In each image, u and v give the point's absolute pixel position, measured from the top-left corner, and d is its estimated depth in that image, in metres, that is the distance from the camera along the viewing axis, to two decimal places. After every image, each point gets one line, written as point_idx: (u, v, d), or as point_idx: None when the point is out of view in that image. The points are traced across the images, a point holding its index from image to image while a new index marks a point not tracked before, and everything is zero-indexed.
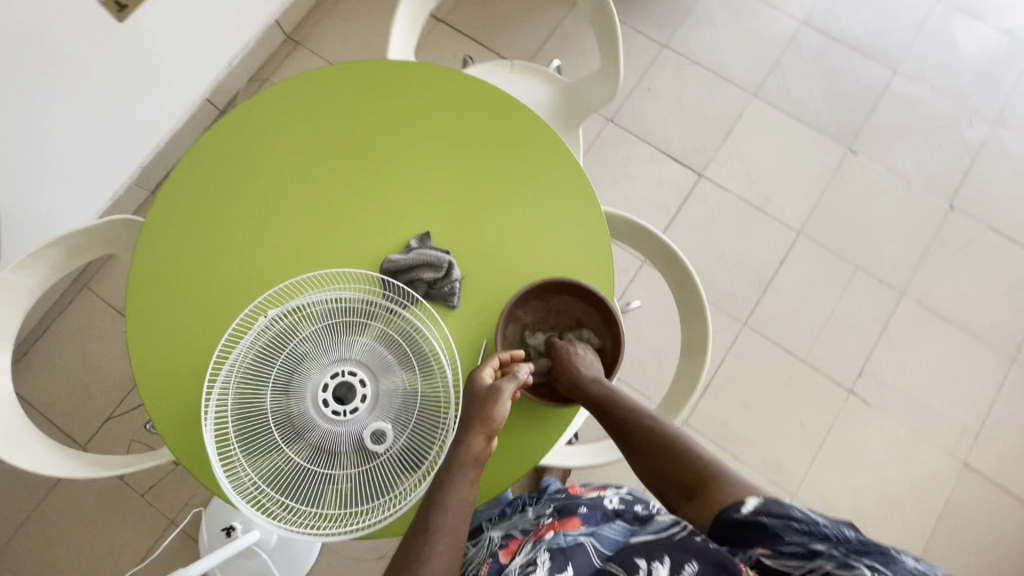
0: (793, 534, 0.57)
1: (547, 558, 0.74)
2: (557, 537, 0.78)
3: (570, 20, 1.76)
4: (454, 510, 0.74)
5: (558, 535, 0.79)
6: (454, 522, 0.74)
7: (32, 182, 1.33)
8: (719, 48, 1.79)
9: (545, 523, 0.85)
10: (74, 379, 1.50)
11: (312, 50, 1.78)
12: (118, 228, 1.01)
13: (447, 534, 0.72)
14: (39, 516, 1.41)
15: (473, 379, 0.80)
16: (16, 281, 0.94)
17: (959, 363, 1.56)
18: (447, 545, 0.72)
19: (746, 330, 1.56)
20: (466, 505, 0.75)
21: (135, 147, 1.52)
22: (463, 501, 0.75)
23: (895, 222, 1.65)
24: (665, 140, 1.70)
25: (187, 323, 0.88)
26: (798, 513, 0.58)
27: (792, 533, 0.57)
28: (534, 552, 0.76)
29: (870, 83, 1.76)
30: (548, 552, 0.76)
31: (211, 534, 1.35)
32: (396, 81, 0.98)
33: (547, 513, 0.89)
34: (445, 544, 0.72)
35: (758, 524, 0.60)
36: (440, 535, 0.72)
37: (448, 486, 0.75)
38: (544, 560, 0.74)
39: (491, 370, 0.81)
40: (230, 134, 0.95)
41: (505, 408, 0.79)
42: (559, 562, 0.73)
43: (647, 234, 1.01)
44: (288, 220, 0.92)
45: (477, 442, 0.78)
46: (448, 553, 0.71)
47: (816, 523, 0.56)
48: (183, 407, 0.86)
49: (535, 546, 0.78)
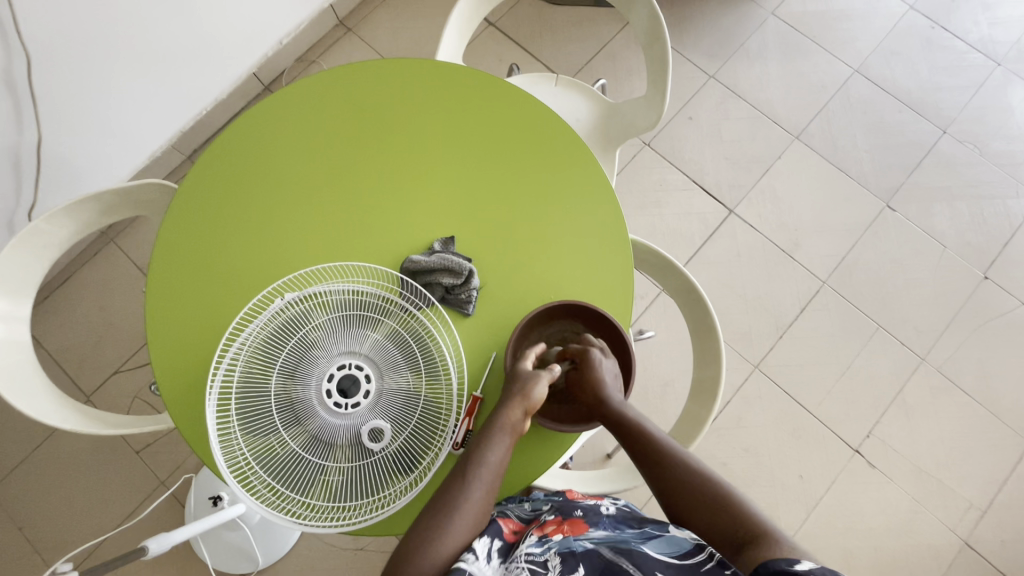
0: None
1: (557, 561, 0.73)
2: (567, 540, 0.76)
3: (619, 40, 1.76)
4: (489, 467, 0.76)
5: (568, 539, 0.77)
6: (490, 476, 0.76)
7: (75, 135, 1.36)
8: (767, 86, 1.76)
9: (550, 519, 0.82)
10: (88, 330, 1.53)
11: (362, 37, 1.80)
12: (151, 191, 1.03)
13: (482, 486, 0.75)
14: (37, 458, 1.44)
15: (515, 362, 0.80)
16: (50, 231, 0.96)
17: (973, 438, 1.51)
18: (481, 496, 0.75)
19: (757, 373, 1.53)
20: (500, 465, 0.77)
21: (179, 115, 1.55)
22: (498, 462, 0.77)
23: (924, 285, 1.61)
24: (700, 171, 1.68)
25: (204, 294, 0.89)
26: None
27: None
28: (545, 551, 0.75)
29: (918, 140, 1.73)
30: (559, 555, 0.74)
31: (198, 501, 1.38)
32: (444, 81, 0.98)
33: (548, 508, 0.85)
34: (479, 494, 0.75)
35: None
36: (476, 486, 0.75)
37: (484, 445, 0.77)
38: (555, 565, 0.73)
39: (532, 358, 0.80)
40: (274, 112, 0.96)
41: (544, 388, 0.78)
42: (569, 565, 0.72)
43: (672, 269, 0.99)
44: (317, 207, 0.92)
45: (514, 416, 0.77)
46: (481, 503, 0.75)
47: None
48: (188, 375, 0.87)
49: (543, 544, 0.76)
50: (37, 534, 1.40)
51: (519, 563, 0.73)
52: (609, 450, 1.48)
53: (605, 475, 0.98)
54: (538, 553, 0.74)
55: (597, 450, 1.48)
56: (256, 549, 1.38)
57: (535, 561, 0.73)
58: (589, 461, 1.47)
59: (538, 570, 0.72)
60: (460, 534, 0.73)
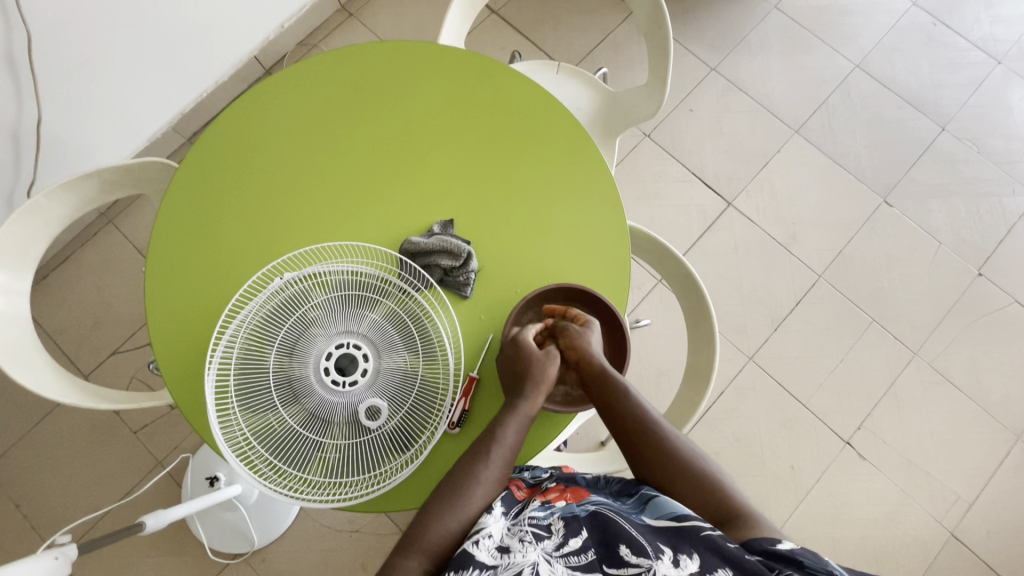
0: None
1: (561, 525, 0.69)
2: (569, 506, 0.73)
3: (622, 31, 1.76)
4: (506, 445, 0.78)
5: (570, 504, 0.73)
6: (504, 455, 0.77)
7: (75, 115, 1.36)
8: (768, 79, 1.77)
9: (552, 488, 0.79)
10: (85, 311, 1.53)
11: (363, 23, 1.79)
12: (151, 169, 1.03)
13: (498, 463, 0.76)
14: (35, 434, 1.45)
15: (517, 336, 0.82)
16: (51, 206, 0.96)
17: (963, 432, 1.53)
18: (495, 472, 0.76)
19: (752, 364, 1.55)
20: (513, 445, 0.78)
21: (179, 98, 1.55)
22: (513, 441, 0.78)
23: (919, 280, 1.62)
24: (699, 163, 1.69)
25: (202, 272, 0.90)
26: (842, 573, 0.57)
27: None
28: (548, 515, 0.70)
29: (917, 136, 1.74)
30: (562, 519, 0.70)
31: (194, 481, 1.39)
32: (443, 62, 0.99)
33: (549, 477, 0.83)
34: (493, 473, 0.76)
35: (791, 560, 0.60)
36: (492, 462, 0.76)
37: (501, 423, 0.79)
38: (558, 528, 0.68)
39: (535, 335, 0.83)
40: (274, 92, 0.96)
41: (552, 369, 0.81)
42: (574, 528, 0.68)
43: (669, 255, 1.00)
44: (316, 188, 0.93)
45: (536, 406, 0.80)
46: (493, 482, 0.75)
47: None
48: (187, 353, 0.88)
49: (548, 509, 0.72)
50: (33, 511, 1.41)
51: (522, 525, 0.68)
52: (603, 437, 1.49)
53: (596, 457, 1.00)
54: (541, 517, 0.70)
55: (591, 438, 1.50)
56: (251, 529, 1.39)
57: (538, 525, 0.69)
58: (583, 448, 1.49)
59: (542, 533, 0.67)
60: (473, 508, 0.73)
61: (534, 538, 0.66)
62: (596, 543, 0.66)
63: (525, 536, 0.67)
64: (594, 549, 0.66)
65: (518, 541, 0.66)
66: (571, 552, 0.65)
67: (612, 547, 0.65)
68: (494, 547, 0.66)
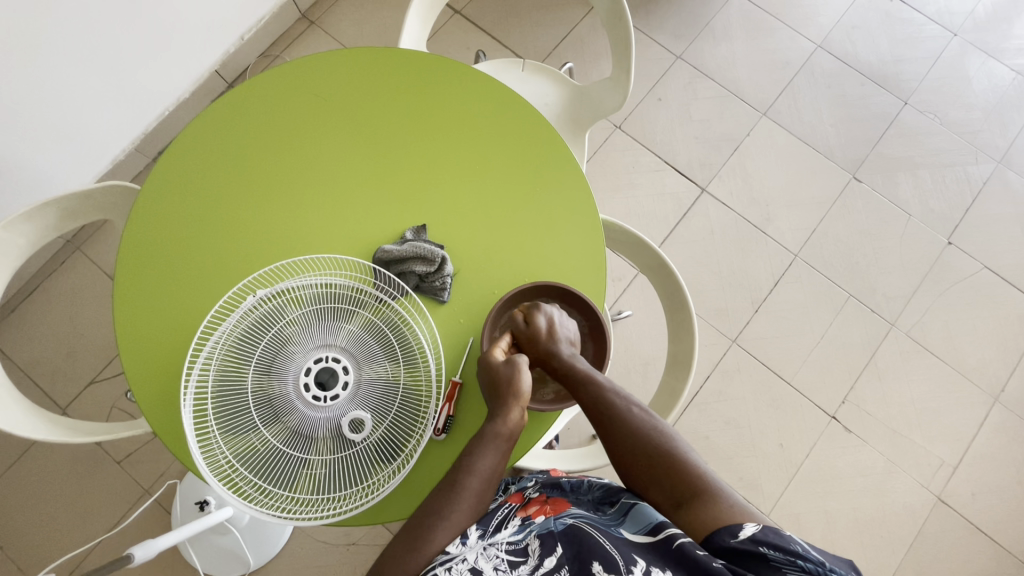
0: (798, 572, 0.58)
1: (537, 544, 0.72)
2: (547, 521, 0.75)
3: (586, 24, 1.76)
4: (480, 475, 0.75)
5: (548, 519, 0.76)
6: (482, 485, 0.75)
7: (34, 143, 1.32)
8: (733, 64, 1.78)
9: (533, 499, 0.81)
10: (58, 342, 1.49)
11: (325, 30, 1.77)
12: (113, 193, 1.01)
13: (471, 496, 0.74)
14: (13, 473, 1.41)
15: (485, 358, 0.80)
16: (11, 239, 0.94)
17: (943, 398, 1.56)
18: (470, 504, 0.73)
19: (735, 347, 1.57)
20: (492, 472, 0.76)
21: (140, 117, 1.51)
22: (489, 469, 0.76)
23: (892, 252, 1.66)
24: (671, 152, 1.70)
25: (175, 297, 0.88)
26: (801, 550, 0.59)
27: (796, 570, 0.58)
28: (524, 537, 0.73)
29: (881, 111, 1.77)
30: (539, 538, 0.73)
31: (184, 507, 1.37)
32: (402, 66, 0.98)
33: (533, 484, 0.85)
34: (466, 505, 0.73)
35: (755, 553, 0.61)
36: (464, 497, 0.73)
37: (476, 452, 0.76)
38: (534, 549, 0.71)
39: (502, 350, 0.81)
40: (231, 108, 0.94)
41: (529, 379, 0.79)
42: (549, 547, 0.71)
43: (644, 246, 1.00)
44: (283, 201, 0.91)
45: (513, 418, 0.77)
46: (467, 513, 0.73)
47: (820, 563, 0.58)
48: (163, 380, 0.86)
49: (525, 528, 0.75)
50: (19, 551, 1.37)
51: (498, 551, 0.71)
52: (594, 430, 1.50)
53: (586, 451, 1.01)
54: (517, 541, 0.73)
55: (582, 431, 1.50)
56: (246, 551, 1.37)
57: (515, 550, 0.72)
58: (575, 442, 1.49)
59: (517, 559, 0.70)
60: (440, 543, 0.71)
61: (509, 566, 0.69)
62: (570, 559, 0.69)
63: (499, 564, 0.70)
64: (568, 566, 0.68)
65: (492, 567, 0.69)
66: (546, 572, 0.68)
67: (585, 562, 0.67)
68: (467, 569, 0.68)
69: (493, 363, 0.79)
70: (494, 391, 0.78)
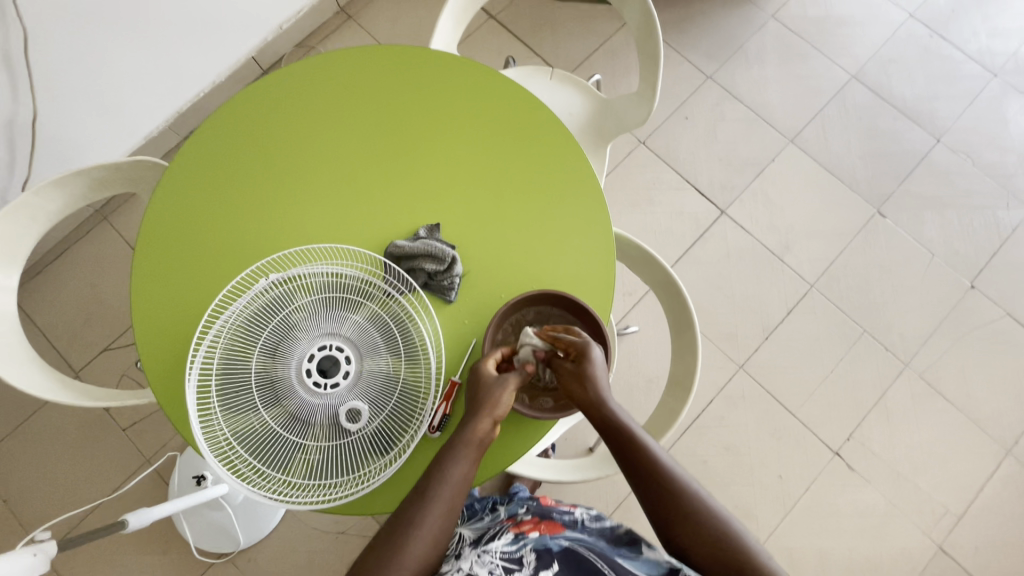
0: None
1: (533, 557, 0.72)
2: (543, 538, 0.76)
3: (619, 38, 1.76)
4: (453, 485, 0.74)
5: (544, 537, 0.77)
6: (453, 495, 0.74)
7: (71, 113, 1.37)
8: (764, 88, 1.77)
9: (526, 519, 0.82)
10: (77, 307, 1.54)
11: (361, 26, 1.80)
12: (142, 168, 1.04)
13: (442, 506, 0.73)
14: (25, 427, 1.45)
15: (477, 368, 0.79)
16: (41, 204, 0.96)
17: (952, 445, 1.52)
18: (440, 514, 0.73)
19: (742, 374, 1.55)
20: (463, 480, 0.75)
21: (175, 97, 1.56)
22: (461, 477, 0.75)
23: (912, 291, 1.62)
24: (693, 171, 1.69)
25: (190, 273, 0.90)
26: None
27: None
28: (520, 548, 0.74)
29: (912, 147, 1.74)
30: (534, 552, 0.73)
31: (181, 480, 1.39)
32: (430, 66, 0.99)
33: (525, 510, 0.87)
34: (438, 516, 0.73)
35: None
36: (435, 507, 0.73)
37: (447, 460, 0.75)
38: (530, 561, 0.71)
39: (494, 362, 0.80)
40: (261, 94, 0.96)
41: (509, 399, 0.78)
42: (545, 562, 0.72)
43: (654, 263, 1.00)
44: (303, 189, 0.93)
45: (483, 426, 0.76)
46: (440, 525, 0.72)
47: None
48: (172, 353, 0.88)
49: (519, 541, 0.75)
50: (20, 507, 1.41)
51: (493, 558, 0.71)
52: (591, 443, 1.49)
53: (577, 464, 1.00)
54: (512, 551, 0.73)
55: (579, 444, 1.49)
56: (237, 529, 1.39)
57: (510, 558, 0.72)
58: (571, 454, 1.49)
59: (512, 567, 0.71)
60: (415, 556, 0.70)
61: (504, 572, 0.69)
62: None
63: (494, 570, 0.70)
64: None
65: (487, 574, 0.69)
66: None
67: None
68: None
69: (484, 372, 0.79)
70: (474, 401, 0.78)
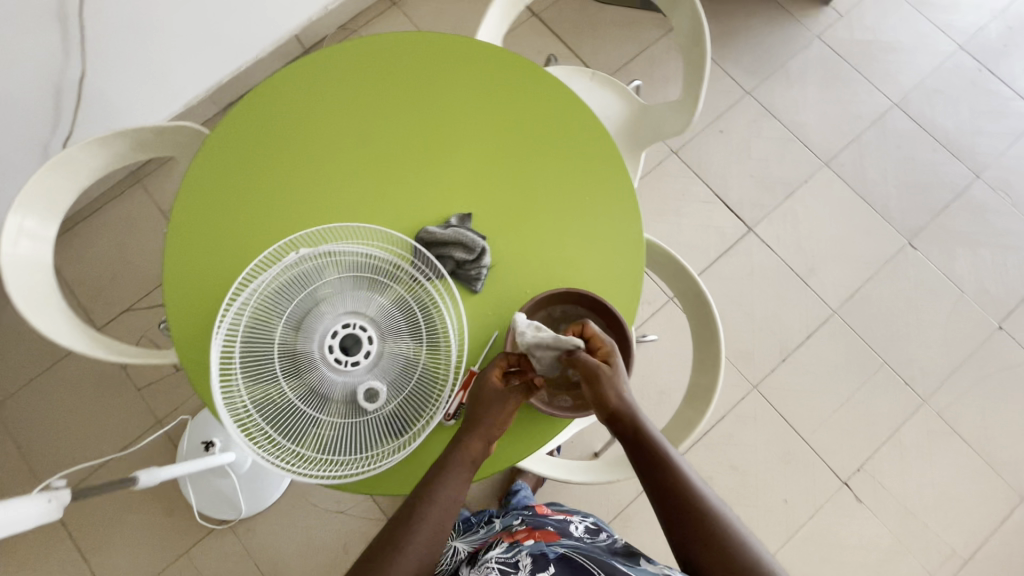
0: None
1: (528, 560, 0.76)
2: (538, 543, 0.80)
3: (660, 46, 1.75)
4: (442, 506, 0.75)
5: (540, 543, 0.80)
6: (441, 516, 0.75)
7: (116, 75, 1.39)
8: (803, 108, 1.75)
9: (522, 530, 0.88)
10: (104, 266, 1.56)
11: (404, 13, 1.81)
12: (185, 134, 1.06)
13: (430, 526, 0.74)
14: (47, 376, 1.48)
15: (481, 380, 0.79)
16: (84, 159, 0.98)
17: (965, 487, 1.49)
18: (428, 535, 0.74)
19: (755, 394, 1.53)
20: (454, 500, 0.76)
21: (217, 68, 1.58)
22: (451, 498, 0.76)
23: (937, 327, 1.59)
24: (724, 186, 1.67)
25: (222, 240, 0.91)
26: None
27: None
28: (515, 555, 0.78)
29: (950, 181, 1.71)
30: (530, 556, 0.77)
31: (190, 444, 1.41)
32: (476, 57, 1.00)
33: (522, 523, 0.93)
34: (426, 537, 0.74)
35: None
36: (423, 527, 0.74)
37: (437, 481, 0.76)
38: (525, 564, 0.75)
39: (497, 375, 0.79)
40: (307, 70, 0.98)
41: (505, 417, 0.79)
42: (541, 564, 0.74)
43: (683, 272, 0.99)
44: (339, 167, 0.94)
45: (474, 448, 0.78)
46: (427, 545, 0.74)
47: None
48: (199, 316, 0.89)
49: (514, 549, 0.80)
50: (32, 455, 1.44)
51: (490, 565, 0.76)
52: (597, 448, 1.49)
53: (589, 466, 0.99)
54: (508, 557, 0.78)
55: (584, 448, 1.49)
56: (240, 498, 1.41)
57: (505, 563, 0.77)
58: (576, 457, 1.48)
59: (508, 569, 0.75)
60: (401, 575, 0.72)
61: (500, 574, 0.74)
62: None
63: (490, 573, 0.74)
64: None
65: None
66: None
67: None
68: None
69: (486, 384, 0.79)
70: (472, 418, 0.79)
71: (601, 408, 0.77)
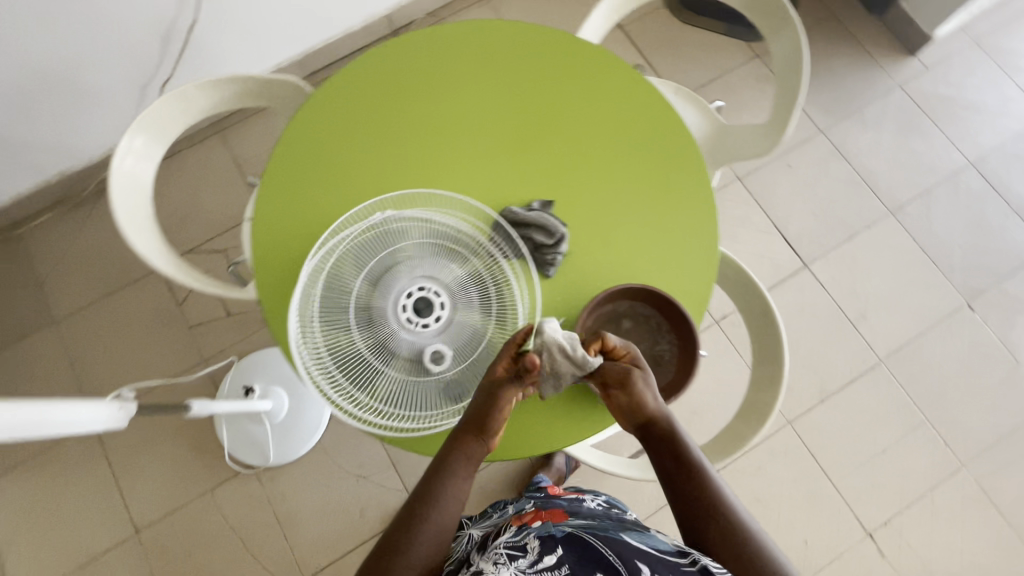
0: None
1: (537, 544, 0.74)
2: (547, 526, 0.79)
3: (739, 73, 1.76)
4: (444, 506, 0.78)
5: (548, 525, 0.80)
6: (443, 517, 0.78)
7: (221, 30, 1.46)
8: (875, 154, 1.74)
9: (530, 513, 0.87)
10: (176, 206, 1.63)
11: (493, 7, 1.86)
12: (289, 89, 1.11)
13: (434, 527, 0.77)
14: (109, 300, 1.56)
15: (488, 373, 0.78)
16: (196, 97, 1.03)
17: (993, 560, 1.45)
18: (434, 534, 0.77)
19: (789, 429, 1.51)
20: (458, 500, 0.79)
21: (312, 36, 1.65)
22: (454, 499, 0.79)
23: (985, 392, 1.56)
24: (785, 219, 1.67)
25: (314, 190, 0.95)
26: None
27: None
28: (523, 538, 0.77)
29: (1018, 248, 1.67)
30: (538, 539, 0.76)
31: (231, 387, 1.46)
32: (578, 56, 1.02)
33: (532, 506, 0.93)
34: (431, 536, 0.76)
35: None
36: (428, 528, 0.76)
37: (439, 484, 0.78)
38: (534, 547, 0.74)
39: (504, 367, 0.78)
40: (417, 44, 1.02)
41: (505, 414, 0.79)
42: (549, 547, 0.73)
43: (752, 290, 1.00)
44: (433, 139, 0.98)
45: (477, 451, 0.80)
46: (433, 544, 0.76)
47: None
48: (283, 258, 0.93)
49: (522, 533, 0.79)
50: (83, 373, 1.51)
51: (498, 550, 0.74)
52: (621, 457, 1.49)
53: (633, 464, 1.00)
54: (516, 540, 0.76)
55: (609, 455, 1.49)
56: (270, 446, 1.45)
57: (514, 547, 0.75)
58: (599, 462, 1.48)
59: (517, 553, 0.73)
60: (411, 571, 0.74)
61: (508, 559, 0.72)
62: (570, 559, 0.71)
63: (498, 559, 0.72)
64: (568, 565, 0.70)
65: (491, 563, 0.71)
66: (546, 568, 0.70)
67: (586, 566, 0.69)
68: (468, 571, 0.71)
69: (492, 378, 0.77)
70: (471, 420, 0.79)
71: (631, 414, 0.78)
